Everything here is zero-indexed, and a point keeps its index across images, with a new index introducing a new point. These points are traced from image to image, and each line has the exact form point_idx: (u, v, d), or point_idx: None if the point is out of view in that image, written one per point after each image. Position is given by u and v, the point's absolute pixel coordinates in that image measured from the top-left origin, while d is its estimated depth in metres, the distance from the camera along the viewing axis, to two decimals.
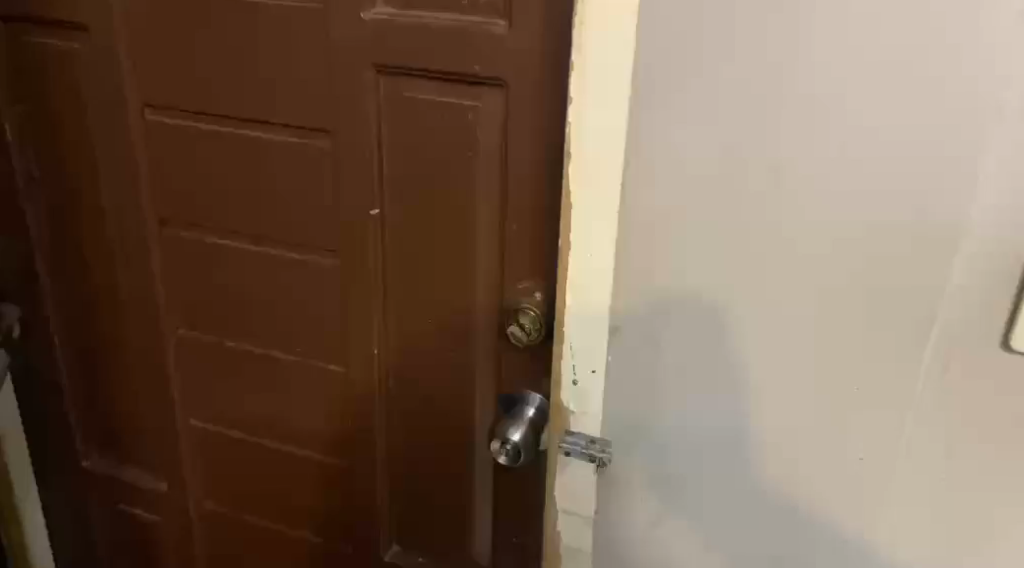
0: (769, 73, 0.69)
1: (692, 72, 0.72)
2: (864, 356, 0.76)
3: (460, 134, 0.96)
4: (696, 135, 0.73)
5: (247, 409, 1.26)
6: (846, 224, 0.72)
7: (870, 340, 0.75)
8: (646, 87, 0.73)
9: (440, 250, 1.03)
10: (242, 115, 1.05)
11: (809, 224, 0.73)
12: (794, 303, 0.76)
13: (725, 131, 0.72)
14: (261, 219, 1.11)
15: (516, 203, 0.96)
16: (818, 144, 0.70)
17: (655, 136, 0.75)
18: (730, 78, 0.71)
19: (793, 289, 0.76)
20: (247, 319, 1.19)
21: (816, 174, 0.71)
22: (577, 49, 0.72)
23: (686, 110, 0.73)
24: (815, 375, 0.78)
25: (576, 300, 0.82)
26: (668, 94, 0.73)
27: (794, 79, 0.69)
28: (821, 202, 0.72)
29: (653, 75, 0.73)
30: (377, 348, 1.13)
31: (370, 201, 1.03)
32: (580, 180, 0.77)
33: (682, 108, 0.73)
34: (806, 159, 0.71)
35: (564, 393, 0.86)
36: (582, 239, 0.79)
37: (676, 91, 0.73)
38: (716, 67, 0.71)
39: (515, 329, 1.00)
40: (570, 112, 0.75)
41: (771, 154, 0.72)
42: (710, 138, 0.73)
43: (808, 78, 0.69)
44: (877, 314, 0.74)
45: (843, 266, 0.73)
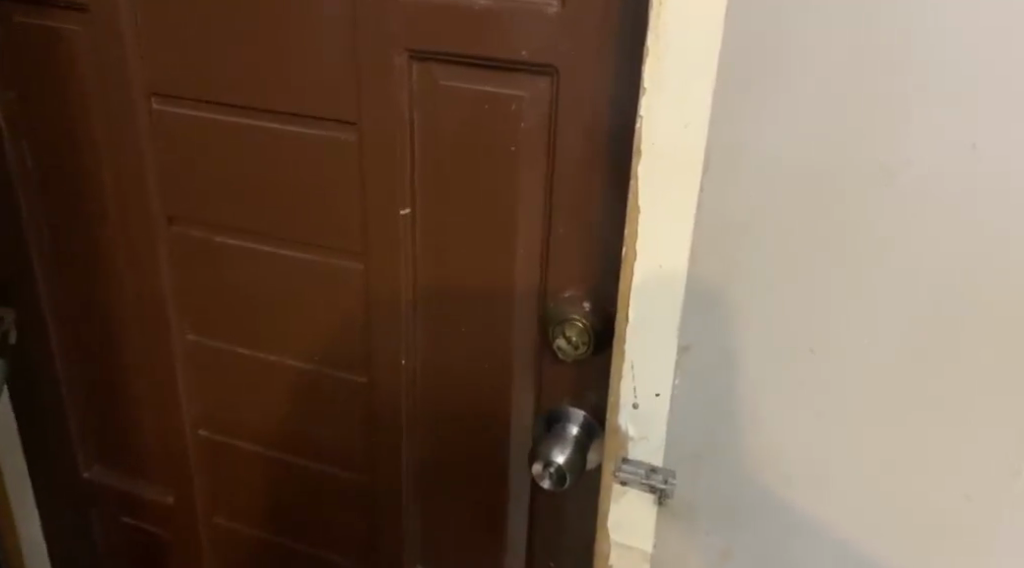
0: (882, 62, 0.60)
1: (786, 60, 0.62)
2: (973, 382, 0.67)
3: (503, 128, 0.86)
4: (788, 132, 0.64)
5: (262, 421, 1.17)
6: (963, 234, 0.62)
7: (985, 363, 0.66)
8: (729, 77, 0.64)
9: (477, 255, 0.94)
10: (258, 105, 0.96)
11: (921, 236, 0.64)
12: (896, 322, 0.67)
13: (822, 130, 0.63)
14: (279, 219, 1.02)
15: (564, 203, 0.87)
16: (937, 145, 0.61)
17: (737, 133, 0.66)
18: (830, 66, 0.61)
19: (896, 307, 0.67)
20: (263, 325, 1.10)
21: (932, 175, 0.62)
22: (653, 32, 0.63)
23: (775, 104, 0.64)
24: (916, 400, 0.69)
25: (639, 316, 0.73)
26: (756, 85, 0.64)
27: (910, 68, 0.60)
28: (936, 209, 0.62)
29: (737, 63, 0.63)
30: (403, 359, 1.03)
31: (400, 201, 0.94)
32: (649, 183, 0.68)
33: (771, 101, 0.64)
34: (921, 161, 0.62)
35: (621, 417, 0.78)
36: (650, 247, 0.71)
37: (764, 81, 0.63)
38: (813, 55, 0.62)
39: (562, 342, 0.91)
40: (642, 105, 0.66)
41: (874, 155, 0.63)
42: (803, 136, 0.64)
43: (929, 66, 0.59)
44: (995, 336, 0.65)
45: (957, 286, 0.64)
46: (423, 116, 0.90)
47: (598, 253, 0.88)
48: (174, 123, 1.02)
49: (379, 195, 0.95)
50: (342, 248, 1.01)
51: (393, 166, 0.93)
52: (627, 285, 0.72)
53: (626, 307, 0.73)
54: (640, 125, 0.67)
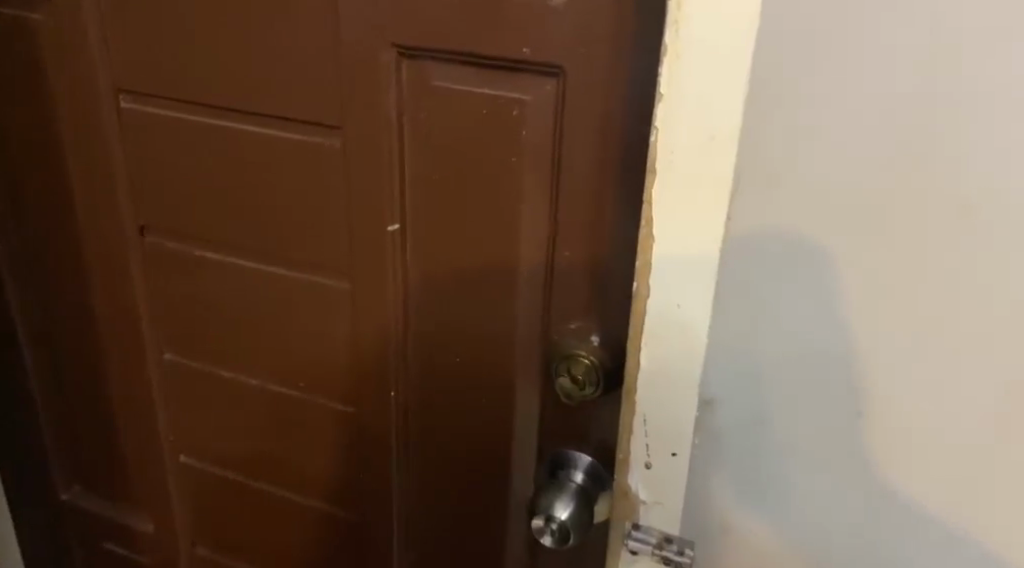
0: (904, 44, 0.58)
1: (825, 91, 0.62)
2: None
3: (502, 135, 0.75)
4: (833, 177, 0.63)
5: (243, 448, 1.08)
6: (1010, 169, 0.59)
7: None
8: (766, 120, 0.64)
9: (471, 278, 0.83)
10: (233, 106, 0.86)
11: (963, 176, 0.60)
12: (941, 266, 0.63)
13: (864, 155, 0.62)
14: (258, 231, 0.92)
15: (571, 223, 0.76)
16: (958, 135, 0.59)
17: (782, 173, 0.65)
18: (870, 100, 0.61)
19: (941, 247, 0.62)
20: (243, 347, 1.01)
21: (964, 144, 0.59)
22: (673, 25, 0.51)
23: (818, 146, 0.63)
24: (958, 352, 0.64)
25: (652, 365, 0.62)
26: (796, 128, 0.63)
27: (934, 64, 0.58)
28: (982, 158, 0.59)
29: (775, 107, 0.63)
30: (393, 390, 0.93)
31: (388, 214, 0.84)
32: (666, 205, 0.57)
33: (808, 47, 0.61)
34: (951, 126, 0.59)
35: (631, 476, 0.66)
36: (664, 283, 0.59)
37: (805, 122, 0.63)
38: (852, 90, 0.61)
39: (565, 381, 0.79)
40: (657, 112, 0.55)
41: (925, 191, 0.61)
42: (849, 172, 0.63)
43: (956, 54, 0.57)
44: None
45: (1017, 326, 0.62)
46: (413, 122, 0.79)
47: (608, 282, 0.76)
48: (145, 123, 0.92)
49: (366, 209, 0.84)
50: (325, 266, 0.90)
51: (379, 177, 0.82)
52: (639, 325, 0.61)
53: (637, 351, 0.62)
54: (654, 137, 0.55)
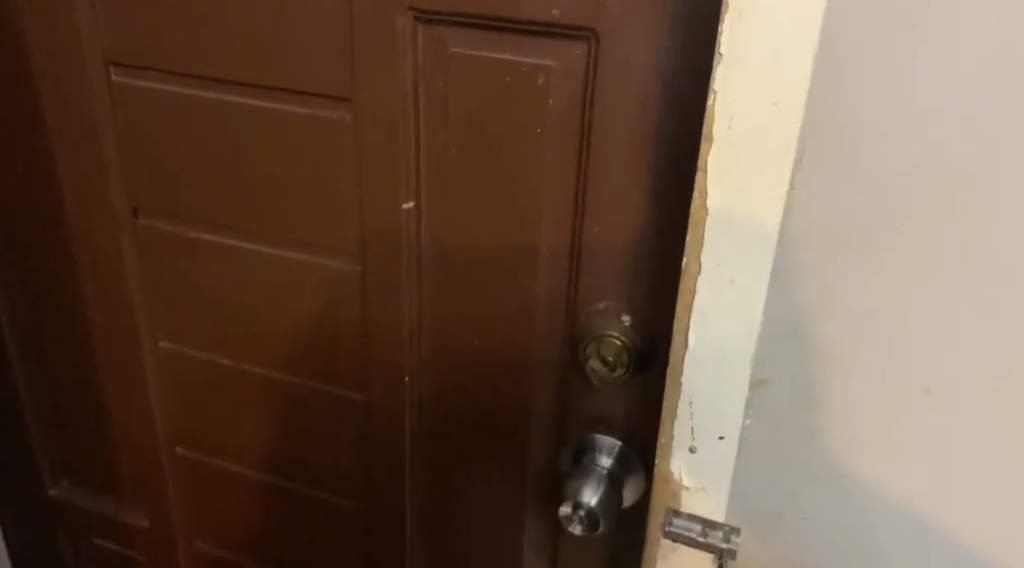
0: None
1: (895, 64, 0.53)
2: None
3: (526, 105, 0.71)
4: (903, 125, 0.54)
5: (243, 439, 1.03)
6: None
7: None
8: (828, 82, 0.55)
9: (490, 258, 0.79)
10: (235, 78, 0.81)
11: None
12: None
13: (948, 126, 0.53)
14: (258, 210, 0.87)
15: (598, 198, 0.72)
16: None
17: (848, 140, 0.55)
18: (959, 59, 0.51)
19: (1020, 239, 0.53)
20: (243, 333, 0.96)
21: None
22: None
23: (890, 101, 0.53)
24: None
25: (701, 345, 0.58)
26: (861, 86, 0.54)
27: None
28: None
29: (832, 68, 0.54)
30: (406, 377, 0.89)
31: (402, 191, 0.79)
32: (722, 176, 0.53)
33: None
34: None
35: (673, 461, 0.63)
36: (718, 257, 0.55)
37: (869, 85, 0.54)
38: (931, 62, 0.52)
39: (595, 363, 0.76)
40: (716, 73, 0.51)
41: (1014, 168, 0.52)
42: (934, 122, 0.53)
43: None
44: None
45: None
46: (428, 92, 0.74)
47: (638, 261, 0.73)
48: (138, 97, 0.87)
49: (378, 186, 0.80)
50: (330, 246, 0.86)
51: (393, 152, 0.78)
52: (687, 303, 0.58)
53: (684, 331, 0.59)
54: (712, 102, 0.52)
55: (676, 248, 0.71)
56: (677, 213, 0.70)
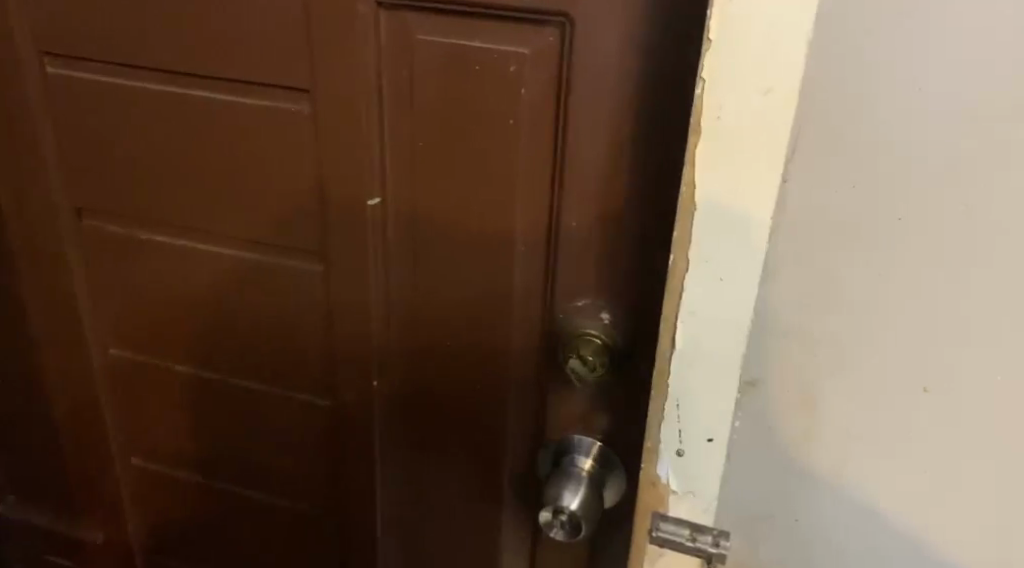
0: None
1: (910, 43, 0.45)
2: None
3: (498, 95, 0.68)
4: (914, 105, 0.47)
5: (203, 448, 0.99)
6: None
7: None
8: (826, 51, 0.47)
9: (462, 253, 0.75)
10: (183, 69, 0.76)
11: None
12: None
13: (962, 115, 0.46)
14: (212, 209, 0.82)
15: (574, 191, 0.69)
16: None
17: (848, 119, 0.48)
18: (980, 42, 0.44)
19: None
20: (199, 337, 0.91)
21: None
22: None
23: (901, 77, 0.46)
24: None
25: (689, 346, 0.56)
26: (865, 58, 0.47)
27: None
28: None
29: (833, 36, 0.47)
30: (375, 380, 0.86)
31: (367, 187, 0.75)
32: (711, 169, 0.50)
33: None
34: None
35: (660, 465, 0.60)
36: (707, 253, 0.53)
37: (874, 58, 0.46)
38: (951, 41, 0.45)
39: (575, 363, 0.73)
40: (704, 61, 0.48)
41: None
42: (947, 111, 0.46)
43: None
44: None
45: None
46: (393, 81, 0.70)
47: (617, 255, 0.70)
48: (78, 92, 0.81)
49: (340, 182, 0.76)
50: (291, 245, 0.82)
51: (356, 145, 0.74)
52: (674, 303, 0.55)
53: (672, 331, 0.56)
54: (700, 91, 0.49)
55: (657, 242, 0.69)
56: (658, 205, 0.67)
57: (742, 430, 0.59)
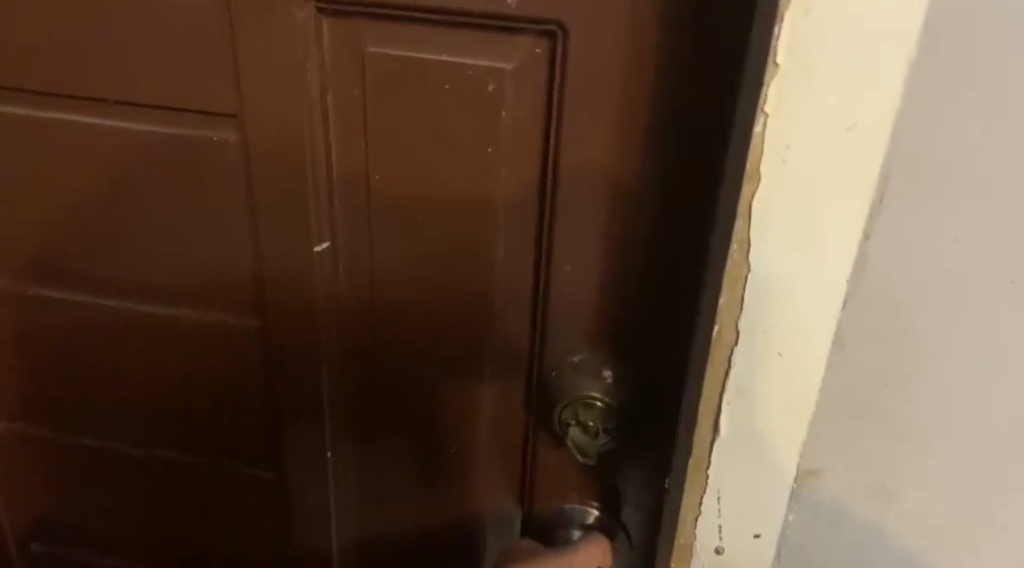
0: None
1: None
2: None
3: (472, 120, 0.56)
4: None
5: (125, 526, 0.84)
6: None
7: None
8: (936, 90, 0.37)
9: (434, 301, 0.64)
10: (72, 92, 0.61)
11: None
12: None
13: None
14: (118, 258, 0.68)
15: (566, 231, 0.58)
16: None
17: (959, 169, 0.39)
18: None
19: None
20: (108, 405, 0.77)
21: None
22: None
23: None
24: None
25: (735, 432, 0.46)
26: (989, 98, 0.37)
27: None
28: None
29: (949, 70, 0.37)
30: (330, 449, 0.73)
31: (314, 229, 0.63)
32: (771, 223, 0.40)
33: None
34: None
35: (693, 564, 0.51)
36: (763, 324, 0.43)
37: (1001, 97, 0.37)
38: None
39: (576, 432, 0.62)
40: (768, 91, 0.37)
41: None
42: None
43: None
44: None
45: None
46: (342, 104, 0.58)
47: (622, 302, 0.60)
48: None
49: (280, 223, 0.63)
50: (218, 296, 0.68)
51: (298, 180, 0.61)
52: (717, 383, 0.45)
53: (714, 415, 0.45)
54: (761, 129, 0.38)
55: (669, 289, 0.58)
56: (670, 246, 0.56)
57: (794, 527, 0.50)
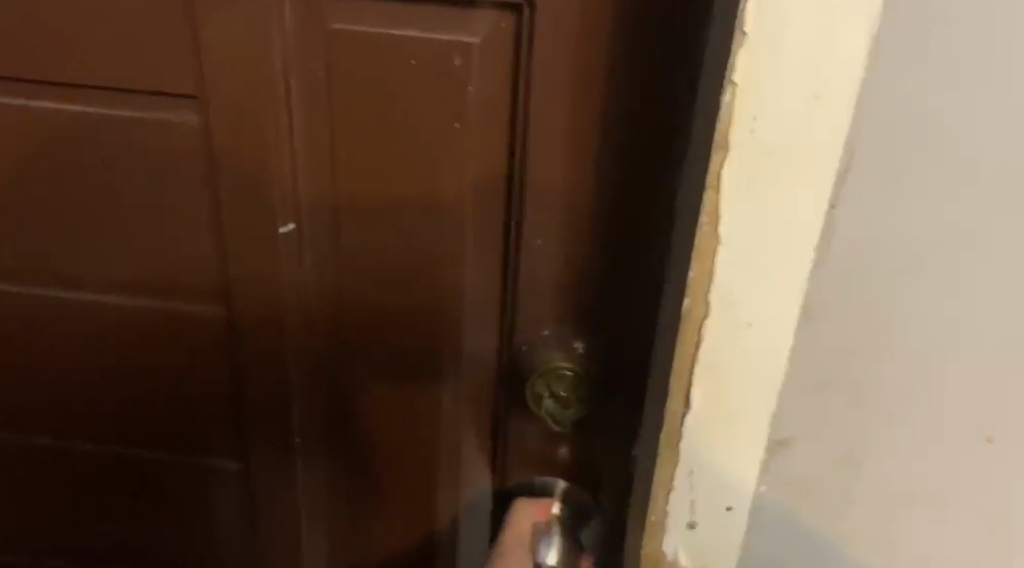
0: None
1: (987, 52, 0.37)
2: None
3: (438, 96, 0.55)
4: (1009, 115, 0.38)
5: (82, 530, 0.82)
6: None
7: None
8: (899, 54, 0.37)
9: (402, 284, 0.63)
10: (20, 74, 0.59)
11: None
12: None
13: None
14: (71, 247, 0.66)
15: (536, 208, 0.58)
16: None
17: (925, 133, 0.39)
18: None
19: None
20: (61, 404, 0.74)
21: None
22: None
23: (995, 81, 0.38)
24: None
25: (709, 408, 0.45)
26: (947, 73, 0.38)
27: None
28: None
29: (913, 33, 0.37)
30: (297, 437, 0.72)
31: (279, 211, 0.61)
32: (740, 193, 0.40)
33: None
34: None
35: (666, 540, 0.50)
36: (734, 293, 0.43)
37: (958, 73, 0.37)
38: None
39: (550, 405, 0.62)
40: (735, 61, 0.38)
41: None
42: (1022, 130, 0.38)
43: None
44: None
45: None
46: (306, 85, 0.57)
47: (591, 280, 0.60)
48: None
49: (244, 207, 0.62)
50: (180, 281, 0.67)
51: (263, 161, 0.60)
52: (688, 355, 0.45)
53: (686, 389, 0.45)
54: (729, 98, 0.38)
55: (637, 266, 0.58)
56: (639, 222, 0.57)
57: (766, 499, 0.50)
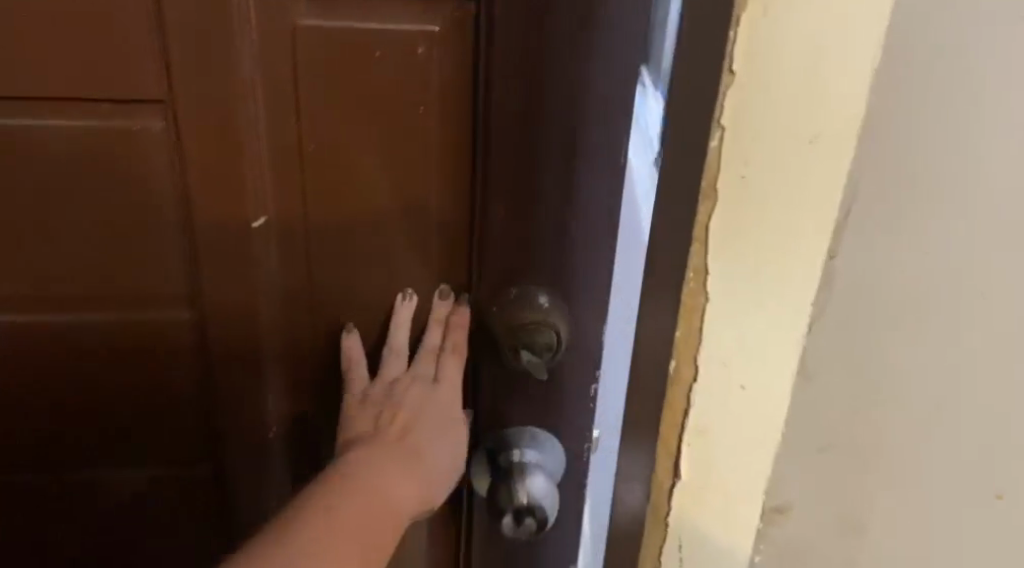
0: None
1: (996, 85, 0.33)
2: None
3: (406, 82, 0.62)
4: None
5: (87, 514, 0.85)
6: None
7: None
8: (898, 91, 0.33)
9: (383, 253, 0.71)
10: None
11: None
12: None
13: None
14: (51, 262, 0.70)
15: (495, 180, 0.66)
16: None
17: (922, 161, 0.35)
18: None
19: None
20: (45, 415, 0.78)
21: None
22: None
23: (1011, 108, 0.33)
24: None
25: (696, 475, 0.41)
26: (950, 106, 0.33)
27: None
28: None
29: (911, 57, 0.33)
30: None
31: (272, 196, 0.68)
32: (728, 247, 0.36)
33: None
34: None
35: None
36: (721, 353, 0.38)
37: (963, 110, 0.33)
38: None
39: (529, 356, 0.69)
40: (725, 102, 0.33)
41: None
42: None
43: None
44: None
45: None
46: (276, 79, 0.62)
47: (545, 249, 0.68)
48: None
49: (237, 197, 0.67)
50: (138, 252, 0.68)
51: (253, 153, 0.65)
52: (677, 422, 0.40)
53: (674, 457, 0.41)
54: (716, 144, 0.34)
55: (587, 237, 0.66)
56: (571, 191, 0.64)
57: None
